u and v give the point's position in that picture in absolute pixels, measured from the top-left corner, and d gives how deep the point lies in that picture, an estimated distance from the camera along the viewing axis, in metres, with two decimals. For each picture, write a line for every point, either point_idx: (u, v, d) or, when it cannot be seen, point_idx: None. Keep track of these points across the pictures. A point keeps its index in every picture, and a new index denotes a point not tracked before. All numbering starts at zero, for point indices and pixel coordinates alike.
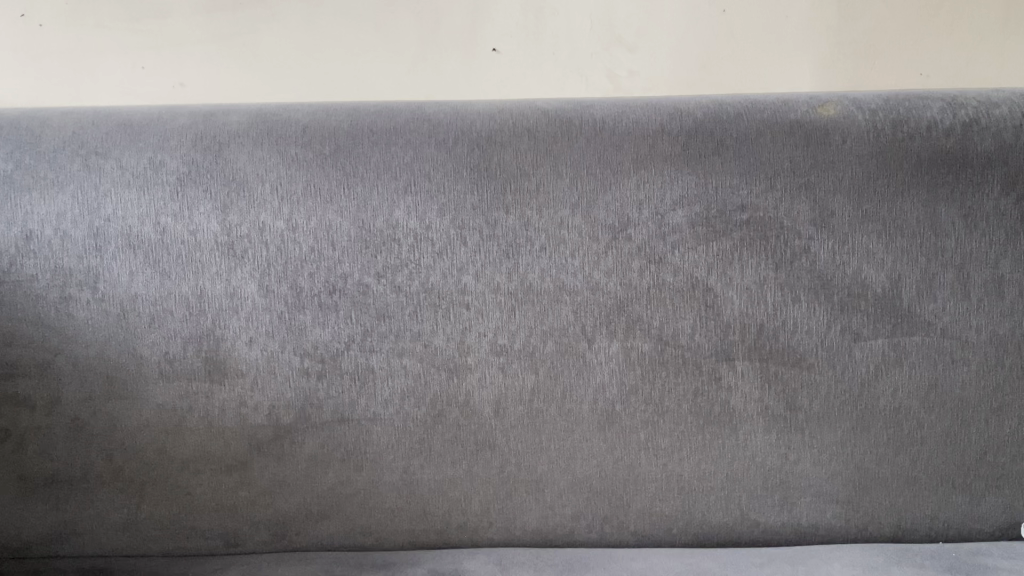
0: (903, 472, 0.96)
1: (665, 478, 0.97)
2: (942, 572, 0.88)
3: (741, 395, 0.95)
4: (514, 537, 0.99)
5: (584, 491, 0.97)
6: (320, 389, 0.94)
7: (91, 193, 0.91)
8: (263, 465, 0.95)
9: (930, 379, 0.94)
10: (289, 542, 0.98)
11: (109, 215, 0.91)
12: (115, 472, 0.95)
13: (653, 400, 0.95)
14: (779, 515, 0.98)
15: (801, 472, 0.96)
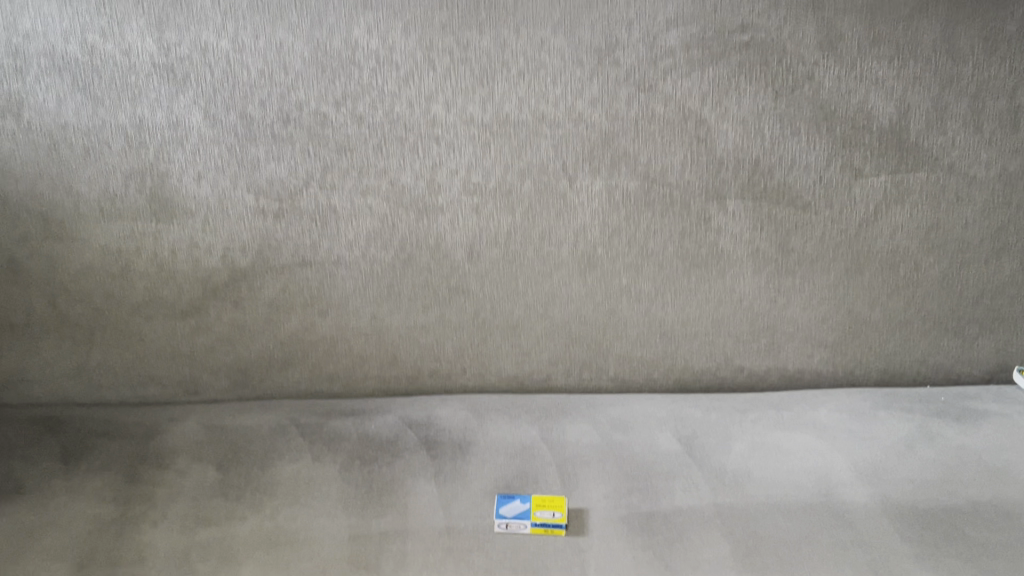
0: (895, 316, 0.92)
1: (648, 324, 0.92)
2: (931, 416, 0.86)
3: (731, 238, 0.88)
4: (489, 385, 0.95)
5: (562, 337, 0.92)
6: (278, 230, 0.86)
7: (3, 5, 0.78)
8: (220, 310, 0.89)
9: (932, 219, 0.88)
10: (252, 390, 0.93)
11: (27, 31, 0.79)
12: (61, 318, 0.89)
13: (637, 242, 0.88)
14: (764, 360, 0.94)
15: (789, 317, 0.92)
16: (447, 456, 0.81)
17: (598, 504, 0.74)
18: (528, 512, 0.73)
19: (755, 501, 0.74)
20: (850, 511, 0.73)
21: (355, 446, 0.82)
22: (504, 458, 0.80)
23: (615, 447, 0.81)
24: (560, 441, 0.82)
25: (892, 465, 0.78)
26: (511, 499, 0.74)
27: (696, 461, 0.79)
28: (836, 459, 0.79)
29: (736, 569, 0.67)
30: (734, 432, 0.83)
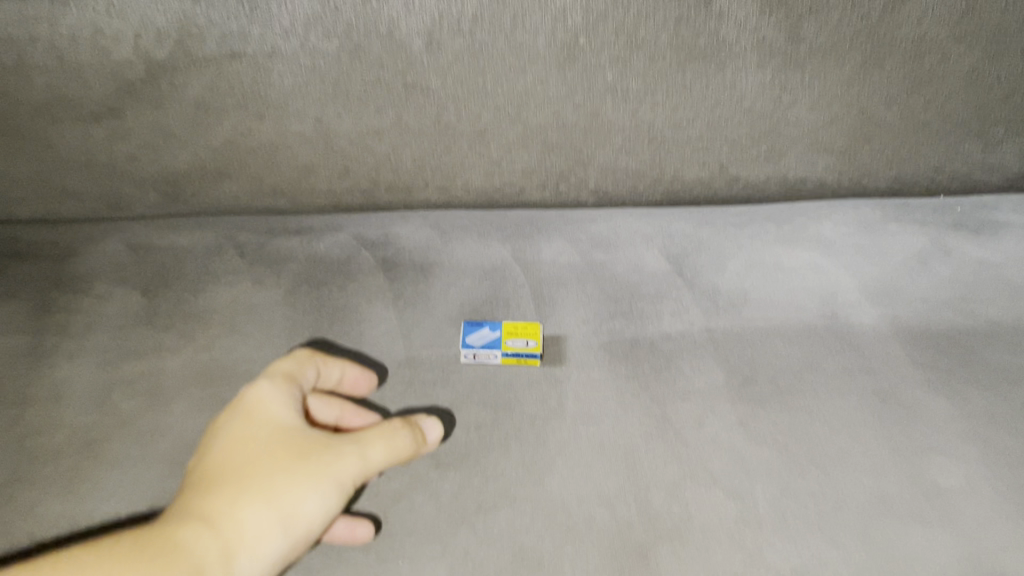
0: (913, 116, 0.80)
1: (634, 128, 0.78)
2: (946, 228, 0.77)
3: (733, 24, 0.72)
4: (455, 197, 0.84)
5: (537, 144, 0.79)
6: (199, 13, 0.68)
7: None
8: (138, 111, 0.74)
9: (968, 1, 0.72)
10: (186, 203, 0.82)
11: None
12: None
13: (625, 30, 0.72)
14: (762, 169, 0.83)
15: (795, 119, 0.79)
16: (407, 278, 0.71)
17: (577, 333, 0.66)
18: (499, 341, 0.63)
19: (753, 324, 0.66)
20: (857, 334, 0.65)
21: (301, 267, 0.72)
22: (470, 280, 0.71)
23: (596, 267, 0.72)
24: (533, 260, 0.73)
25: (904, 283, 0.70)
26: (479, 327, 0.64)
27: (687, 281, 0.70)
28: (840, 277, 0.71)
29: (732, 401, 0.60)
30: (728, 247, 0.74)
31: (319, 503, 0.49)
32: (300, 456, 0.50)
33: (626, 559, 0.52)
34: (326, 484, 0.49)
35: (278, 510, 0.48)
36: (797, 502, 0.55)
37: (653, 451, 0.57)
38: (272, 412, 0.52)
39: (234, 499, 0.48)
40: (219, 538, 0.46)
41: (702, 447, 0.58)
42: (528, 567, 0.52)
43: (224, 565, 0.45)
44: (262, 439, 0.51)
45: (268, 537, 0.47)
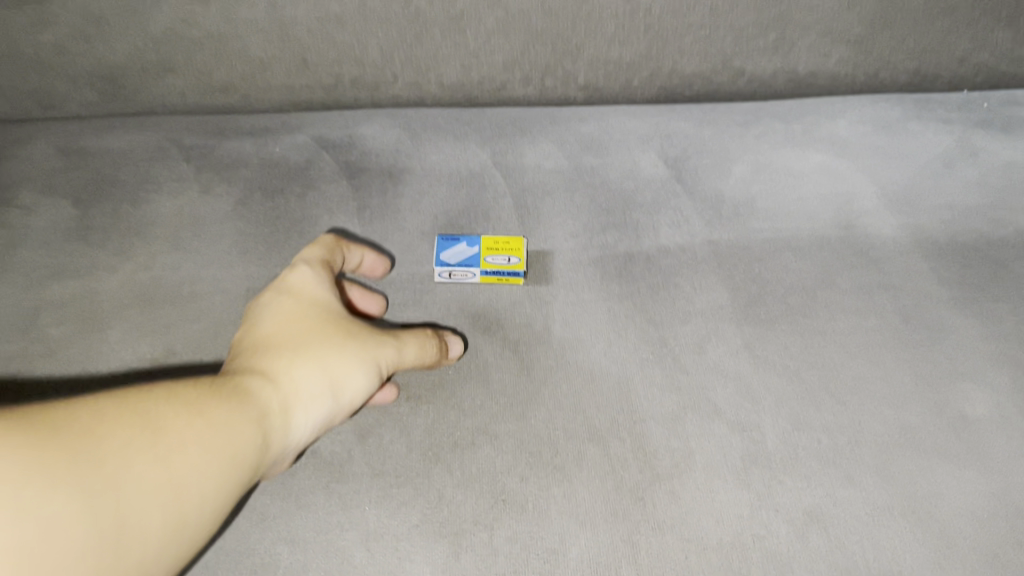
0: (940, 1, 0.71)
1: (629, 14, 0.69)
2: (972, 127, 0.69)
3: None
4: (428, 94, 0.75)
5: (519, 33, 0.70)
6: None
7: None
8: None
9: None
10: (126, 103, 0.73)
11: None
12: None
13: None
14: (770, 61, 0.74)
15: (808, 4, 0.70)
16: (374, 186, 0.64)
17: (565, 248, 0.59)
18: (477, 259, 0.56)
19: (760, 236, 0.60)
20: (876, 246, 0.59)
21: (254, 174, 0.64)
22: (445, 189, 0.64)
23: (585, 174, 0.64)
24: (515, 166, 0.65)
25: (927, 189, 0.63)
26: (456, 242, 0.58)
27: (686, 188, 0.63)
28: (857, 182, 0.64)
29: (738, 323, 0.54)
30: (733, 149, 0.66)
31: (367, 381, 0.46)
32: (346, 333, 0.47)
33: (620, 501, 0.46)
34: (371, 363, 0.47)
35: (332, 376, 0.45)
36: (810, 435, 0.49)
37: (650, 379, 0.51)
38: (315, 290, 0.49)
39: (290, 357, 0.44)
40: (279, 390, 0.42)
41: (705, 375, 0.52)
42: (510, 511, 0.46)
43: (284, 418, 0.42)
44: (309, 312, 0.47)
45: (321, 399, 0.44)
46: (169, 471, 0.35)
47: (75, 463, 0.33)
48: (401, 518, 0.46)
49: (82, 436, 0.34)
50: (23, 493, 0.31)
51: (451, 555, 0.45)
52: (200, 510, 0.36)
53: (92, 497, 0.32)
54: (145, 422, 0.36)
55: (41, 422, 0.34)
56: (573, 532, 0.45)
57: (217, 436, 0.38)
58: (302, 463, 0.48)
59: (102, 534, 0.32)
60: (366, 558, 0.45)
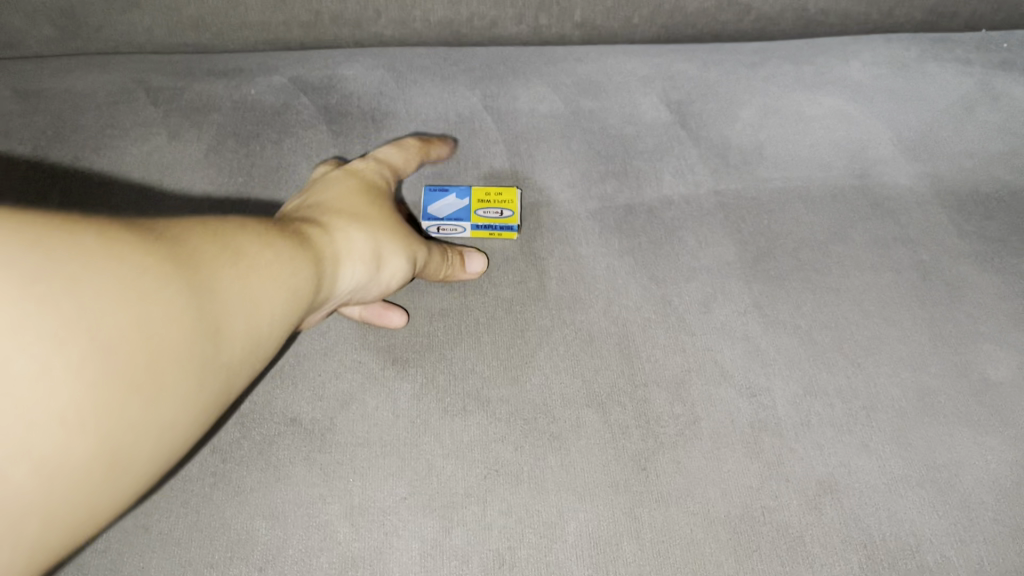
0: None
1: None
2: (993, 69, 0.65)
3: None
4: (413, 34, 0.70)
5: None
6: None
7: None
8: None
9: None
10: (87, 42, 0.67)
11: None
12: None
13: None
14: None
15: None
16: (356, 132, 0.59)
17: (561, 199, 0.55)
18: (466, 212, 0.53)
19: (770, 186, 0.56)
20: (893, 197, 0.55)
21: (227, 119, 0.60)
22: (433, 134, 0.59)
23: (583, 118, 0.60)
24: (507, 109, 0.60)
25: (946, 135, 0.59)
26: (444, 194, 0.55)
27: (690, 134, 0.59)
28: (872, 128, 0.60)
29: (746, 279, 0.51)
30: (740, 93, 0.62)
31: (403, 269, 0.45)
32: (396, 221, 0.46)
33: (621, 471, 0.43)
34: (411, 253, 0.46)
35: (378, 250, 0.43)
36: (823, 401, 0.46)
37: (653, 340, 0.48)
38: (371, 179, 0.48)
39: (347, 219, 0.43)
40: (335, 245, 0.40)
41: (711, 335, 0.48)
42: (504, 483, 0.43)
43: (334, 270, 0.40)
44: (363, 193, 0.47)
45: (370, 266, 0.42)
46: (255, 294, 0.33)
47: (182, 264, 0.30)
48: (388, 491, 0.42)
49: (180, 241, 0.31)
50: (136, 284, 0.28)
51: (441, 530, 0.41)
52: (270, 341, 0.34)
53: (199, 301, 0.30)
54: (226, 244, 0.33)
55: (137, 221, 0.31)
56: (571, 505, 0.42)
57: (294, 271, 0.36)
58: (281, 432, 0.44)
59: (200, 342, 0.30)
60: (350, 534, 0.41)
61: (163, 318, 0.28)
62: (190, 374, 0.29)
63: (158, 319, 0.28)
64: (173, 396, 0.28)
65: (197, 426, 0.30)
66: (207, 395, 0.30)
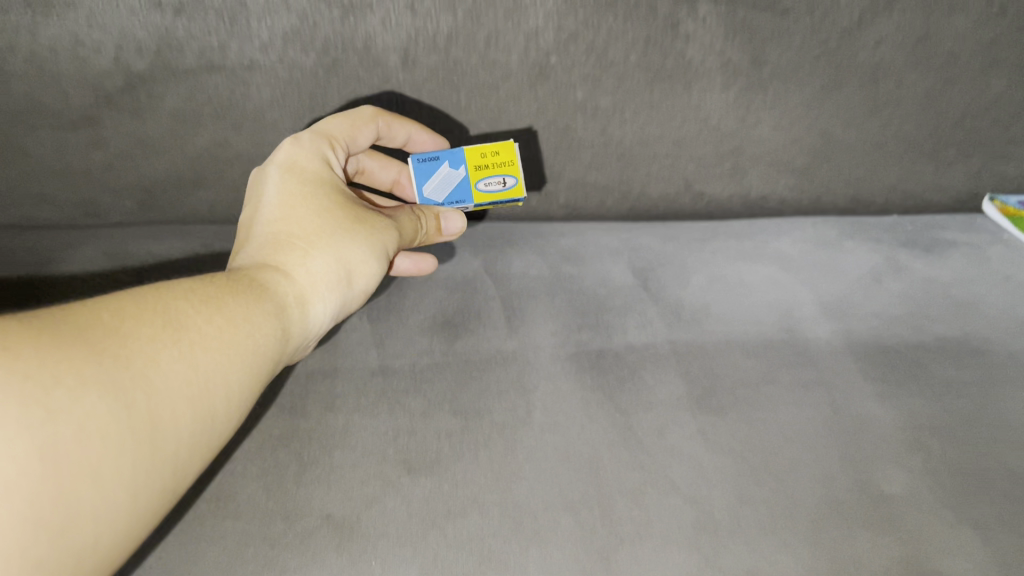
0: (870, 138, 0.84)
1: (603, 144, 0.82)
2: (898, 246, 0.80)
3: (699, 46, 0.76)
4: None
5: (510, 159, 0.82)
6: (179, 26, 0.70)
7: None
8: (114, 121, 0.76)
9: (920, 30, 0.77)
10: (161, 212, 0.84)
11: None
12: None
13: (596, 50, 0.75)
14: (726, 185, 0.86)
15: (757, 138, 0.83)
16: (381, 288, 0.74)
17: (546, 344, 0.68)
18: (470, 183, 0.74)
19: (713, 337, 0.69)
20: (813, 347, 0.69)
21: None
22: (444, 292, 0.73)
23: (564, 280, 0.75)
24: (504, 272, 0.76)
25: (859, 299, 0.73)
26: (440, 163, 0.74)
27: (651, 295, 0.73)
28: (799, 292, 0.74)
29: (693, 411, 0.63)
30: (692, 263, 0.77)
31: (371, 266, 0.65)
32: (352, 222, 0.66)
33: (588, 560, 0.54)
34: (374, 248, 0.66)
35: (338, 272, 0.63)
36: (752, 507, 0.57)
37: (616, 458, 0.60)
38: (312, 166, 0.67)
39: (307, 250, 0.62)
40: (294, 283, 0.61)
41: (662, 454, 0.60)
42: (494, 569, 0.53)
43: (301, 305, 0.61)
44: (309, 194, 0.66)
45: (336, 286, 0.63)
46: (192, 367, 0.49)
47: (112, 360, 0.45)
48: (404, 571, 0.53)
49: (114, 338, 0.46)
50: (73, 387, 0.42)
51: None
52: (220, 398, 0.51)
53: (124, 391, 0.45)
54: (165, 326, 0.49)
55: (76, 327, 0.45)
56: None
57: (227, 337, 0.53)
58: (319, 526, 0.56)
59: (142, 412, 0.45)
60: None
61: (94, 410, 0.43)
62: (135, 446, 0.45)
63: (91, 417, 0.43)
64: (118, 469, 0.44)
65: (153, 480, 0.46)
66: (154, 457, 0.46)
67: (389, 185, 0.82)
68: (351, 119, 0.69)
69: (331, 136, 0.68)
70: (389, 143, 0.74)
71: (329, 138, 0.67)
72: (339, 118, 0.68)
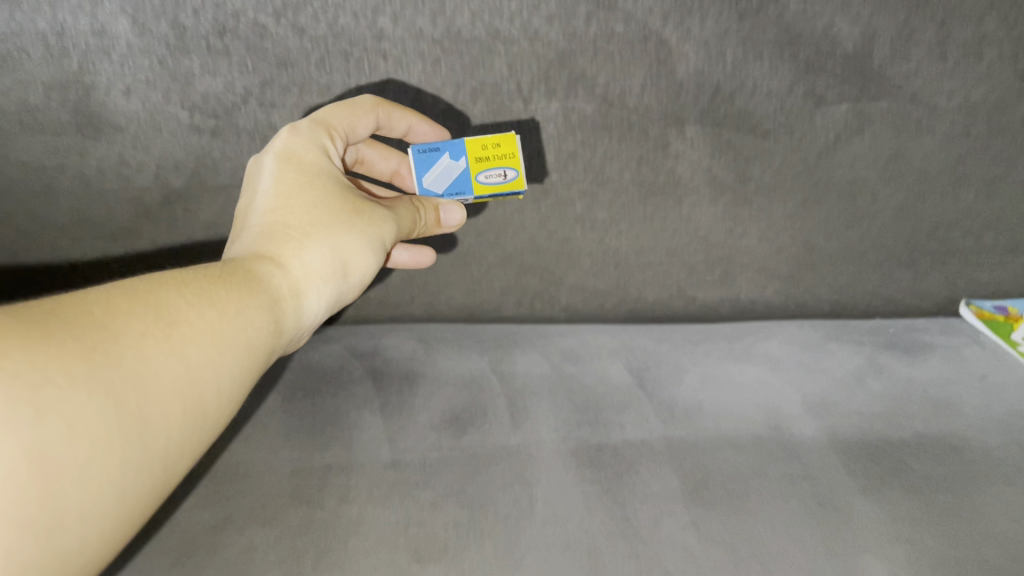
0: (852, 248, 0.90)
1: (601, 253, 0.89)
2: (880, 348, 0.85)
3: (688, 165, 0.84)
4: (439, 313, 0.92)
5: (514, 266, 0.89)
6: (215, 148, 0.82)
7: None
8: (152, 232, 0.88)
9: (893, 149, 0.84)
10: None
11: None
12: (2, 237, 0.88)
13: (593, 168, 0.84)
14: (717, 291, 0.92)
15: (744, 248, 0.89)
16: (394, 387, 0.79)
17: (548, 439, 0.73)
18: (470, 176, 0.75)
19: (705, 434, 0.74)
20: (799, 444, 0.73)
21: (298, 377, 0.80)
22: (452, 390, 0.79)
23: (565, 378, 0.80)
24: (509, 371, 0.81)
25: (842, 398, 0.78)
26: (441, 153, 0.74)
27: (647, 393, 0.78)
28: (786, 391, 0.79)
29: (686, 503, 0.67)
30: (685, 363, 0.82)
31: (368, 259, 0.65)
32: (351, 212, 0.65)
33: None
34: (372, 241, 0.65)
35: (333, 264, 0.63)
36: None
37: (614, 549, 0.63)
38: (310, 157, 0.66)
39: (302, 240, 0.62)
40: (289, 275, 0.60)
41: (658, 544, 0.64)
42: None
43: (294, 294, 0.60)
44: (306, 183, 0.65)
45: (332, 278, 0.63)
46: (183, 363, 0.48)
47: (101, 358, 0.44)
48: None
49: (100, 334, 0.45)
50: (63, 385, 0.41)
51: None
52: (210, 392, 0.50)
53: (114, 389, 0.44)
54: (154, 321, 0.48)
55: (60, 322, 0.44)
56: None
57: (219, 332, 0.52)
58: None
59: (132, 407, 0.45)
60: None
61: (82, 409, 0.42)
62: (125, 443, 0.44)
63: (79, 417, 0.41)
64: (106, 466, 0.43)
65: (143, 474, 0.45)
66: (144, 453, 0.45)
67: (388, 175, 0.82)
68: (351, 109, 0.70)
69: (328, 126, 0.68)
70: (388, 132, 0.76)
71: (327, 127, 0.68)
72: (339, 110, 0.69)
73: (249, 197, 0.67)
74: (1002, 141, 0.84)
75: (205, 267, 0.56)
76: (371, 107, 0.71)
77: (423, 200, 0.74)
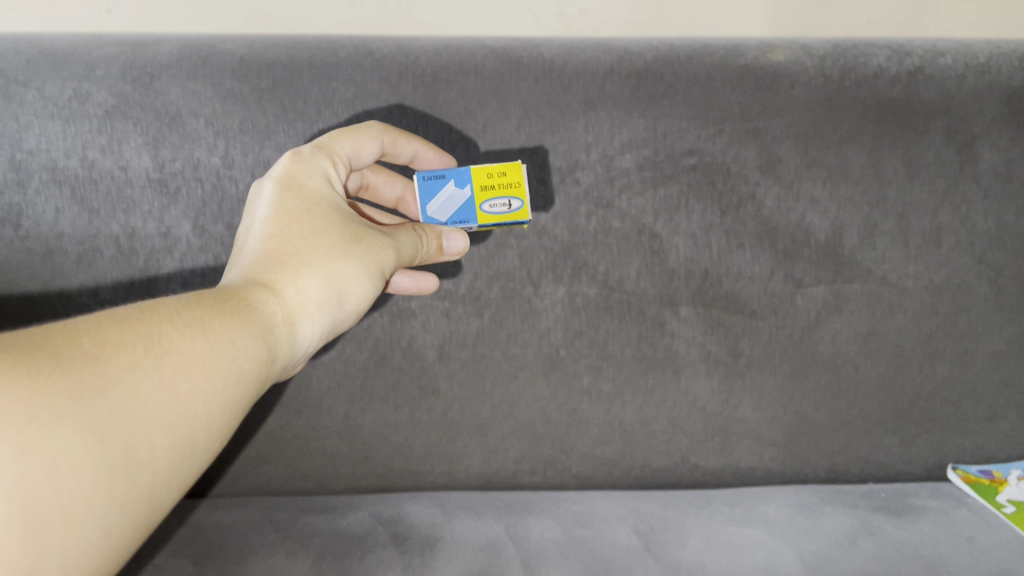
0: (839, 417, 0.97)
1: (608, 422, 0.96)
2: (872, 510, 0.90)
3: (684, 340, 0.93)
4: (456, 480, 0.98)
5: (527, 435, 0.96)
6: None
7: (25, 132, 0.86)
8: None
9: (868, 325, 0.93)
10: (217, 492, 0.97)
11: (46, 155, 0.86)
12: None
13: (597, 344, 0.93)
14: (718, 458, 0.98)
15: (740, 417, 0.96)
16: (417, 550, 0.85)
17: None
18: (475, 205, 0.78)
19: None
20: None
21: (326, 541, 0.86)
22: (471, 552, 0.84)
23: (576, 541, 0.85)
24: (523, 535, 0.87)
25: (836, 558, 0.83)
26: (446, 180, 0.77)
27: (653, 556, 0.84)
28: (784, 552, 0.84)
29: None
30: (689, 526, 0.88)
31: (367, 285, 0.66)
32: (349, 239, 0.66)
33: None
34: (371, 266, 0.66)
35: (330, 294, 0.63)
36: None
37: None
38: (311, 181, 0.68)
39: (298, 266, 0.62)
40: (284, 305, 0.60)
41: None
42: None
43: (288, 325, 0.60)
44: (306, 209, 0.66)
45: (326, 307, 0.63)
46: (172, 392, 0.48)
47: (87, 391, 0.43)
48: None
49: (85, 363, 0.44)
50: (43, 421, 0.41)
51: None
52: (202, 419, 0.50)
53: (97, 424, 0.43)
54: (144, 349, 0.48)
55: (47, 353, 0.43)
56: None
57: (212, 362, 0.51)
58: None
59: (116, 435, 0.44)
60: None
61: (64, 446, 0.41)
62: (109, 477, 0.43)
63: (64, 454, 0.41)
64: (89, 503, 0.42)
65: (130, 507, 0.45)
66: (130, 485, 0.45)
67: (394, 203, 0.87)
68: (355, 135, 0.74)
69: (329, 149, 0.72)
70: (396, 159, 0.81)
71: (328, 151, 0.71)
72: (346, 136, 0.73)
73: (248, 222, 0.68)
74: (968, 317, 0.94)
75: (199, 293, 0.56)
76: (378, 134, 0.76)
77: (427, 228, 0.76)
